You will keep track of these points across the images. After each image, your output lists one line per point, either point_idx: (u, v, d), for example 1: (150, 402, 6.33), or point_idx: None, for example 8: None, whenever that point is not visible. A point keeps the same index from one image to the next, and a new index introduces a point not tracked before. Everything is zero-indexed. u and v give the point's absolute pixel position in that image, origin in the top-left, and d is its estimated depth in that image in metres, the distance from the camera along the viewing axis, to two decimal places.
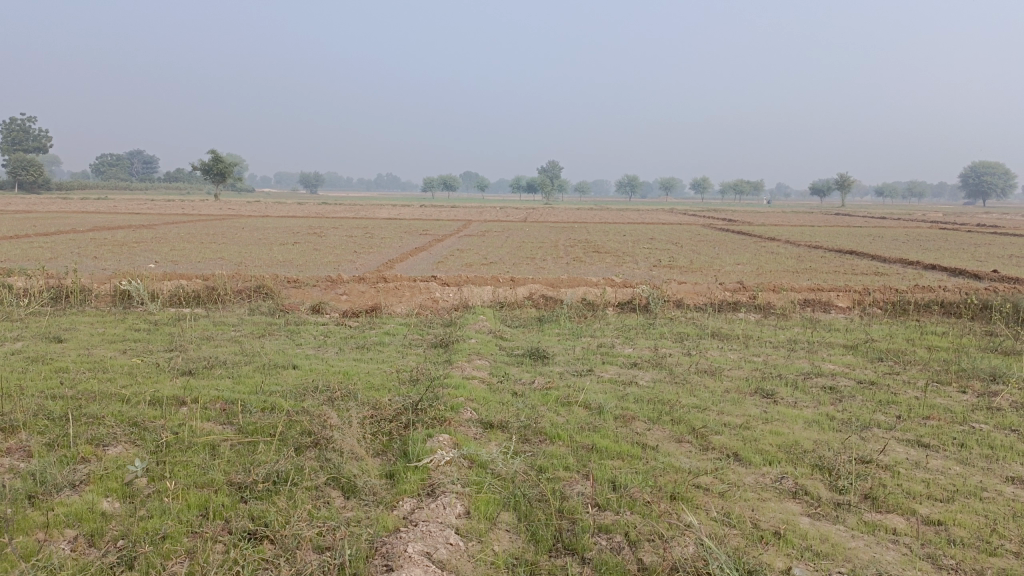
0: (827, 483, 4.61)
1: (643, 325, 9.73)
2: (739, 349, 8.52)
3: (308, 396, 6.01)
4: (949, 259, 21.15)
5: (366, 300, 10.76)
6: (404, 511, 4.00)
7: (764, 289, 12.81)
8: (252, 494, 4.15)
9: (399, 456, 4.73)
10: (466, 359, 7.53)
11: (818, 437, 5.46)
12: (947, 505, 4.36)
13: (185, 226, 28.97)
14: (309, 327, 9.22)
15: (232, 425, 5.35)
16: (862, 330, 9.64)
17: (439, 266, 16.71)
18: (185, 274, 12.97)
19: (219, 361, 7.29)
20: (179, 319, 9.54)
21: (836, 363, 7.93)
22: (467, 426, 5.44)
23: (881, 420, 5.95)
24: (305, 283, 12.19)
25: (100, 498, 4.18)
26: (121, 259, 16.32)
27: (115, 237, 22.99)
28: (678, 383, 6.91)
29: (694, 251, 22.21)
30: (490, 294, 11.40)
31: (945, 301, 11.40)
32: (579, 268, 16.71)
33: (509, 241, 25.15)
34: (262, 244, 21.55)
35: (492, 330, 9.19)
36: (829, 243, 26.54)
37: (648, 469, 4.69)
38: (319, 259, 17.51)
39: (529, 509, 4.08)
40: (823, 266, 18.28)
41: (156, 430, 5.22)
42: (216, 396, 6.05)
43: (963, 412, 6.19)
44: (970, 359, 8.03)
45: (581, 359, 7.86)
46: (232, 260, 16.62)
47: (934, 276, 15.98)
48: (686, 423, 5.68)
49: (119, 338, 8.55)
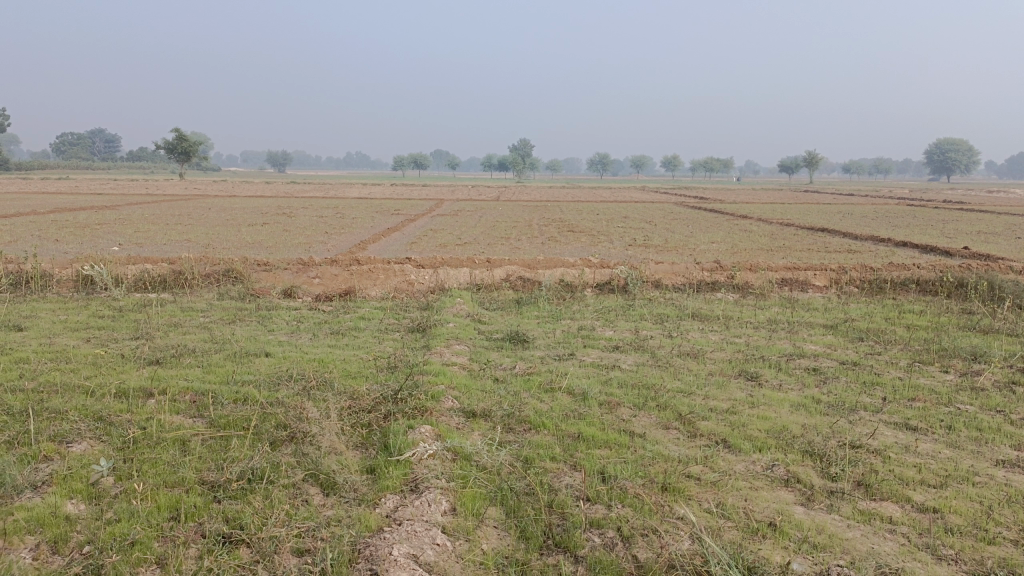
0: (818, 470, 4.52)
1: (623, 306, 9.60)
2: (720, 330, 8.43)
3: (282, 385, 5.80)
4: (919, 236, 21.36)
5: (340, 284, 10.50)
6: (387, 508, 3.83)
7: (741, 268, 12.75)
8: (225, 493, 3.95)
9: (380, 449, 4.55)
10: (444, 345, 7.35)
11: (806, 421, 5.38)
12: (940, 491, 4.29)
13: (149, 207, 28.18)
14: (281, 312, 8.96)
15: (203, 419, 5.13)
16: (841, 309, 9.62)
17: (412, 246, 16.45)
18: (150, 258, 12.56)
19: (187, 350, 7.02)
20: (145, 305, 9.22)
21: (818, 343, 7.88)
22: (448, 415, 5.27)
23: (868, 402, 5.88)
24: (275, 266, 11.87)
25: (63, 500, 3.94)
26: (83, 242, 15.81)
27: (77, 219, 22.32)
28: (662, 367, 6.79)
29: (668, 230, 22.20)
30: (467, 276, 11.19)
31: (921, 279, 11.42)
32: (555, 248, 16.54)
33: (482, 221, 24.90)
34: (230, 226, 21.08)
35: (469, 313, 9.01)
36: (801, 220, 26.72)
37: (637, 459, 4.57)
38: (289, 240, 17.15)
39: (517, 504, 3.93)
40: (796, 244, 18.31)
41: (122, 425, 4.98)
42: (186, 387, 5.81)
43: (947, 393, 6.15)
44: (950, 338, 8.02)
45: (562, 342, 7.72)
46: (200, 242, 16.19)
47: (907, 254, 16.06)
48: (673, 409, 5.56)
49: (82, 326, 8.21)
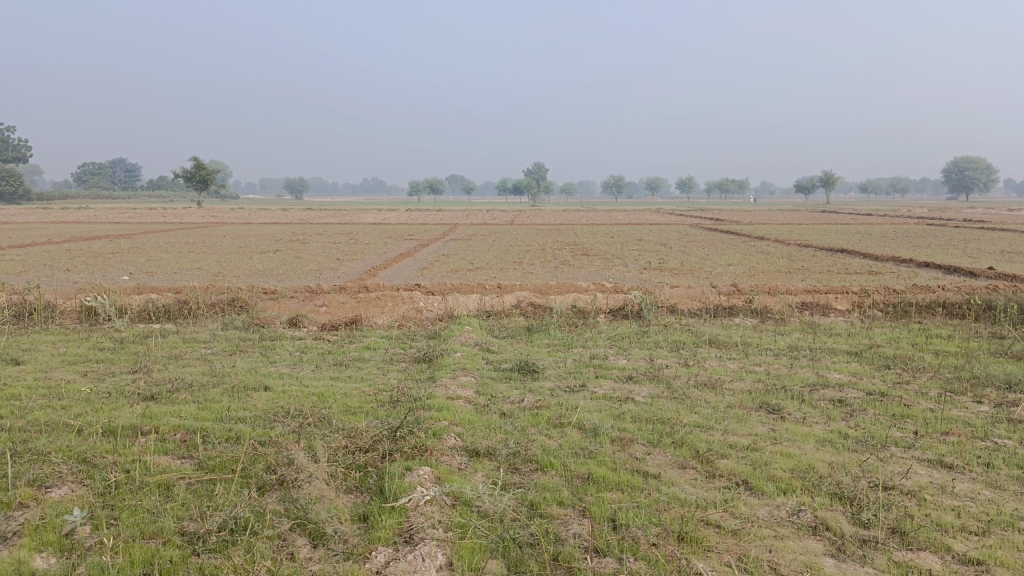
0: (848, 516, 4.17)
1: (636, 333, 9.27)
2: (739, 357, 8.08)
3: (278, 422, 5.53)
4: (942, 256, 20.89)
5: (346, 312, 10.26)
6: (378, 563, 3.53)
7: (759, 291, 12.37)
8: (204, 546, 3.67)
9: (375, 494, 4.25)
10: (450, 376, 7.05)
11: (833, 459, 5.03)
12: (983, 539, 3.93)
13: (164, 235, 28.19)
14: (284, 342, 8.72)
15: (191, 461, 4.86)
16: (865, 334, 9.24)
17: (424, 272, 16.24)
18: (156, 287, 12.38)
19: (184, 384, 6.77)
20: (146, 337, 9.00)
21: (842, 371, 7.51)
22: (450, 455, 4.97)
23: (898, 437, 5.51)
24: (282, 293, 11.67)
25: (32, 554, 3.67)
26: (93, 272, 15.71)
27: (90, 248, 22.35)
28: (678, 399, 6.45)
29: (683, 252, 21.89)
30: (476, 302, 10.92)
31: (947, 302, 11.01)
32: (568, 273, 16.28)
33: (495, 245, 24.66)
34: (242, 253, 20.95)
35: (478, 341, 8.73)
36: (819, 241, 26.37)
37: (651, 503, 4.24)
38: (299, 267, 16.96)
39: (519, 556, 3.62)
40: (815, 266, 17.92)
41: (106, 467, 4.72)
42: (178, 425, 5.55)
43: (983, 426, 5.77)
44: (982, 365, 7.62)
45: (573, 372, 7.40)
46: (209, 270, 16.04)
47: (930, 275, 15.64)
48: (690, 445, 5.22)
49: (80, 358, 8.00)
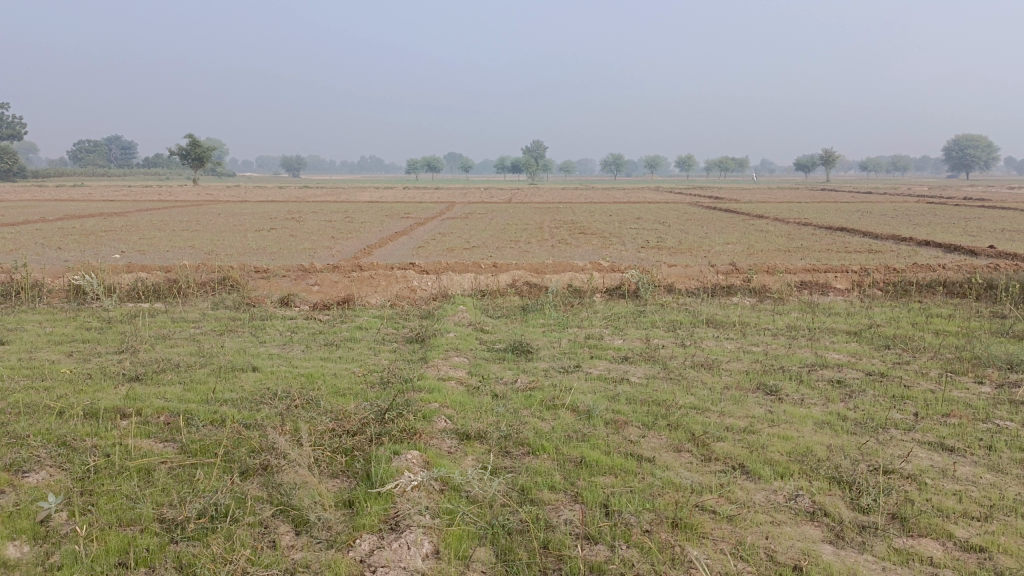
0: (847, 501, 4.06)
1: (633, 313, 9.14)
2: (736, 338, 7.95)
3: (264, 404, 5.41)
4: (941, 234, 20.75)
5: (339, 291, 10.11)
6: (361, 552, 3.42)
7: (758, 270, 12.22)
8: (182, 534, 3.55)
9: (361, 479, 4.13)
10: (442, 357, 6.93)
11: (832, 442, 4.91)
12: (985, 525, 3.82)
13: (159, 213, 27.96)
14: (275, 322, 8.58)
15: (174, 444, 4.75)
16: (865, 314, 9.11)
17: (419, 251, 16.09)
18: (147, 265, 12.21)
19: (171, 365, 6.64)
20: (135, 316, 8.85)
21: (841, 352, 7.39)
22: (440, 438, 4.84)
23: (899, 419, 5.40)
24: (274, 272, 11.51)
25: (4, 542, 3.55)
26: (85, 250, 15.51)
27: (83, 226, 22.14)
28: (674, 380, 6.33)
29: (682, 230, 21.74)
30: (471, 281, 10.76)
31: (948, 281, 10.87)
32: (565, 252, 16.10)
33: (493, 223, 24.49)
34: (236, 231, 20.79)
35: (472, 321, 8.60)
36: (819, 220, 26.25)
37: (645, 488, 4.13)
38: (294, 246, 16.78)
39: (508, 544, 3.51)
40: (815, 244, 17.76)
41: (86, 451, 4.60)
42: (162, 407, 5.43)
43: (985, 407, 5.66)
44: (983, 345, 7.49)
45: (568, 353, 7.28)
46: (202, 249, 15.85)
47: (930, 253, 15.51)
48: (686, 428, 5.10)
49: (67, 338, 7.86)
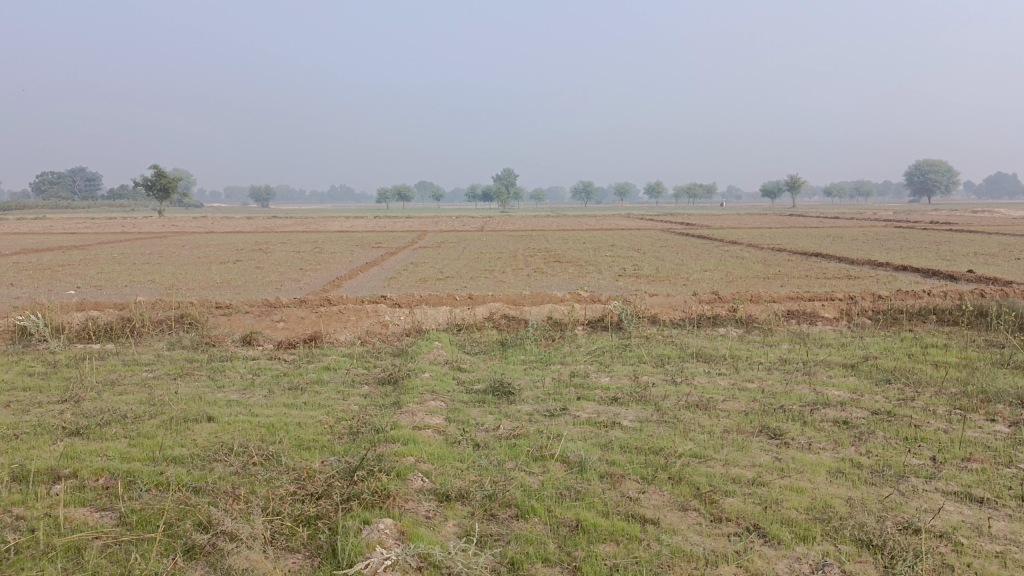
0: (880, 570, 3.59)
1: (618, 347, 8.67)
2: (729, 373, 7.51)
3: (219, 462, 4.81)
4: (917, 259, 20.67)
5: (305, 328, 9.53)
6: None
7: (742, 298, 11.84)
8: None
9: (326, 556, 3.59)
10: (418, 401, 6.37)
11: (850, 495, 4.46)
12: None
13: (120, 246, 27.00)
14: (236, 363, 7.97)
15: (113, 513, 4.15)
16: (858, 345, 8.73)
17: (391, 283, 15.55)
18: (101, 302, 11.52)
19: (118, 415, 6.00)
20: (82, 360, 8.17)
21: (840, 388, 6.97)
22: (417, 500, 4.30)
23: (917, 466, 4.95)
24: (236, 308, 10.89)
25: None
26: (37, 286, 14.72)
27: (38, 260, 21.27)
28: (669, 424, 5.83)
29: (657, 257, 21.47)
30: (446, 315, 10.26)
31: (937, 307, 10.57)
32: (542, 281, 15.63)
33: (467, 252, 24.02)
34: (200, 263, 20.07)
35: (448, 359, 8.07)
36: (793, 245, 26.15)
37: (652, 558, 3.62)
38: (259, 279, 16.15)
39: None
40: (793, 270, 17.56)
41: (8, 526, 3.97)
42: (101, 467, 4.80)
43: (1005, 449, 5.25)
44: (988, 378, 7.12)
45: (553, 393, 6.77)
46: (163, 283, 15.12)
47: (910, 278, 15.33)
48: (690, 481, 4.61)
49: (5, 386, 7.18)
